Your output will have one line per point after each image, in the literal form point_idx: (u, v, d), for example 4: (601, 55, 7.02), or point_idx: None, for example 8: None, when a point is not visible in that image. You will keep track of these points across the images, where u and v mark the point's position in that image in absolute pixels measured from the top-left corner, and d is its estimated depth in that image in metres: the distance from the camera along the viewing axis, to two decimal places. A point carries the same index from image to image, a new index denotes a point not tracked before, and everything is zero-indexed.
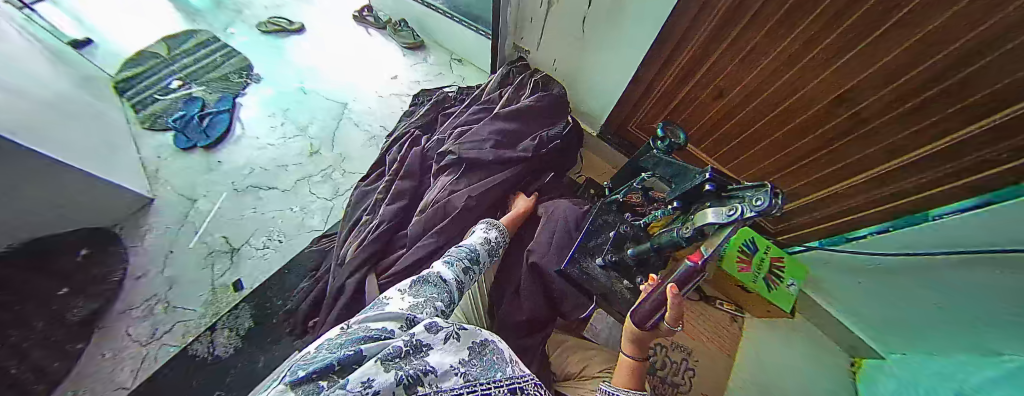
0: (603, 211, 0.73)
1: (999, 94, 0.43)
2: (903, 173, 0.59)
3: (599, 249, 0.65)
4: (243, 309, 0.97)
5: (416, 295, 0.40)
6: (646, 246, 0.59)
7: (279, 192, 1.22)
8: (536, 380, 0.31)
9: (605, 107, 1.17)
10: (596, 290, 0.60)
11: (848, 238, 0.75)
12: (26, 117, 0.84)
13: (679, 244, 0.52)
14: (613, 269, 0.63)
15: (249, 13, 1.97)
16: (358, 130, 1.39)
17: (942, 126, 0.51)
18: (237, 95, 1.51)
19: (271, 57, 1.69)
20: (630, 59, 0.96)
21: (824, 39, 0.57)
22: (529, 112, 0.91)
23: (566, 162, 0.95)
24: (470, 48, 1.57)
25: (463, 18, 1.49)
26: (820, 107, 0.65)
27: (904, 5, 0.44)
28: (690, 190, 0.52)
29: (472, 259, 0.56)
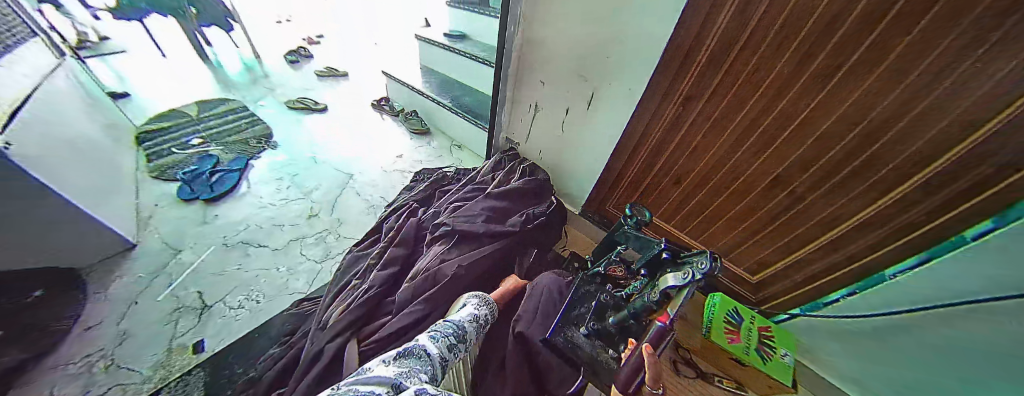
0: (585, 282, 0.78)
1: (892, 171, 0.61)
2: (849, 237, 0.72)
3: (582, 318, 0.69)
4: (196, 376, 0.86)
5: (400, 366, 0.43)
6: (625, 313, 0.63)
7: (268, 250, 1.21)
8: None
9: (583, 191, 1.34)
10: (582, 360, 0.61)
11: (824, 304, 0.81)
12: (40, 151, 0.94)
13: (650, 310, 0.59)
14: (596, 338, 0.65)
15: (281, 91, 2.29)
16: (358, 198, 1.49)
17: (859, 200, 0.68)
18: (252, 157, 1.63)
19: (290, 129, 1.91)
20: (601, 153, 1.18)
21: (749, 137, 0.78)
22: (516, 193, 1.04)
23: (549, 238, 1.04)
24: (468, 138, 1.84)
25: (461, 111, 1.79)
26: (762, 186, 0.81)
27: (803, 109, 0.67)
28: (652, 258, 0.62)
29: (459, 336, 0.56)
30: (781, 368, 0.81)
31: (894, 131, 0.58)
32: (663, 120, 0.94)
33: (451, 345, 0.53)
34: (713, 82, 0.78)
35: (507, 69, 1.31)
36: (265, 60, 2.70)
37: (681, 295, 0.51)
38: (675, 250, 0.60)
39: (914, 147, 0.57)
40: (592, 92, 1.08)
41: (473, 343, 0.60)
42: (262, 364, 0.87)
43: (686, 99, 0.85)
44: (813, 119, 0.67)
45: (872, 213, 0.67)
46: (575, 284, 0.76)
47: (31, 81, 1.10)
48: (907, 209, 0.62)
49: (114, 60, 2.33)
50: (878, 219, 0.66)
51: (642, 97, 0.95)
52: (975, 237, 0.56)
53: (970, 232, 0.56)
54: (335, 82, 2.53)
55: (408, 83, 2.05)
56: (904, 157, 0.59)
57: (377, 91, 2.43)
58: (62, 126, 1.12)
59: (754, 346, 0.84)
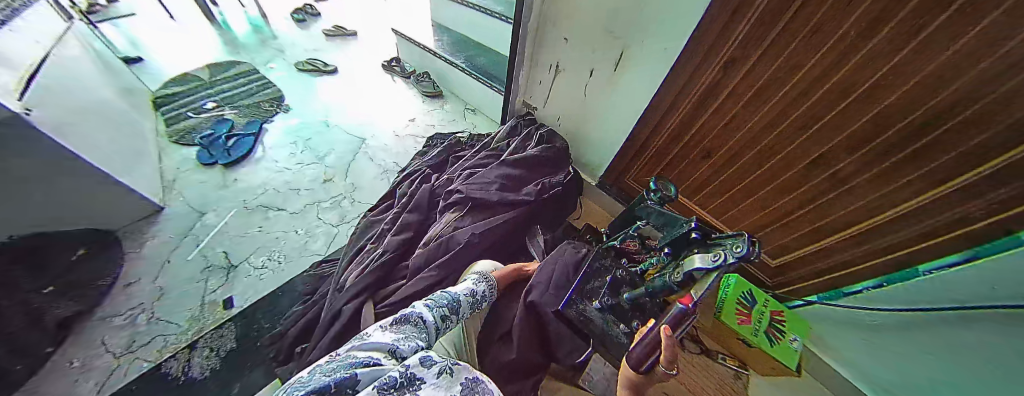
0: (601, 255, 0.75)
1: (962, 156, 0.50)
2: (888, 227, 0.63)
3: (596, 292, 0.67)
4: (229, 329, 0.93)
5: (397, 331, 0.40)
6: (642, 290, 0.61)
7: (287, 214, 1.25)
8: None
9: (603, 160, 1.26)
10: (593, 334, 0.60)
11: (847, 293, 0.74)
12: (60, 116, 0.95)
13: (671, 289, 0.55)
14: (609, 313, 0.64)
15: (290, 52, 2.22)
16: (372, 163, 1.48)
17: (909, 189, 0.58)
18: (265, 121, 1.63)
19: (302, 91, 1.87)
20: (624, 121, 1.08)
21: (795, 111, 0.68)
22: (532, 160, 0.99)
23: (564, 209, 1.00)
24: (483, 101, 1.74)
25: (474, 72, 1.70)
26: (800, 167, 0.73)
27: (866, 80, 0.56)
28: (678, 237, 0.57)
29: (453, 308, 0.52)
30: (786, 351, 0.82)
31: (970, 111, 0.47)
32: (698, 88, 0.83)
33: (444, 313, 0.50)
34: (762, 44, 0.66)
35: (526, 24, 1.18)
36: (271, 20, 2.58)
37: (711, 280, 0.46)
38: (705, 229, 0.55)
39: (990, 132, 0.46)
40: (620, 52, 0.96)
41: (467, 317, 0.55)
42: (286, 321, 0.93)
43: (728, 63, 0.74)
44: (874, 92, 0.56)
45: (921, 205, 0.57)
46: (593, 253, 0.74)
47: (42, 47, 1.08)
48: (964, 203, 0.52)
49: (124, 24, 2.30)
50: (927, 211, 0.57)
51: (677, 58, 0.84)
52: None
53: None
54: (345, 42, 2.42)
55: (419, 42, 1.92)
56: (974, 143, 0.48)
57: (388, 51, 2.30)
58: (82, 92, 1.13)
59: (762, 329, 0.85)
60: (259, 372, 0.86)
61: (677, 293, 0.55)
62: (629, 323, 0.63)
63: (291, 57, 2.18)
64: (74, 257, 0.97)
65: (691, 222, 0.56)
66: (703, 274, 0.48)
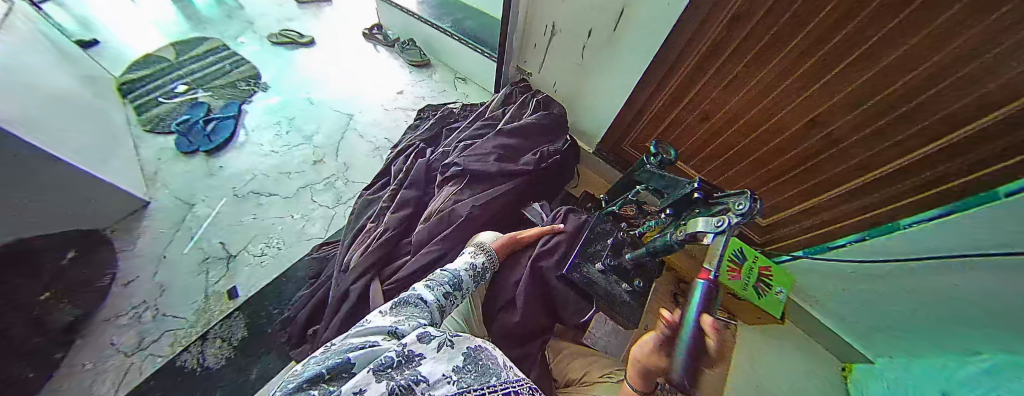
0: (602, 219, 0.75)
1: (949, 119, 0.49)
2: (875, 186, 0.63)
3: (598, 255, 0.68)
4: (236, 319, 0.95)
5: (397, 314, 0.40)
6: (643, 250, 0.62)
7: (280, 198, 1.22)
8: (531, 384, 0.32)
9: (600, 127, 1.23)
10: (597, 294, 0.62)
11: (831, 247, 0.75)
12: (23, 112, 0.87)
13: (672, 248, 0.56)
14: (613, 273, 0.66)
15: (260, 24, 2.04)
16: (362, 141, 1.42)
17: (900, 148, 0.57)
18: (244, 102, 1.54)
19: (281, 66, 1.75)
20: (623, 83, 1.03)
21: (798, 69, 0.64)
22: (529, 129, 0.96)
23: (563, 178, 0.99)
24: (474, 69, 1.65)
25: (464, 37, 1.60)
26: (797, 128, 0.70)
27: (871, 36, 0.52)
28: (680, 198, 0.56)
29: (454, 285, 0.52)
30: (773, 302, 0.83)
31: (966, 70, 0.45)
32: (701, 47, 0.78)
33: (448, 290, 0.50)
34: None
35: None
36: None
37: (709, 242, 0.45)
38: (708, 189, 0.53)
39: (977, 92, 0.45)
40: (620, 10, 0.89)
41: (470, 292, 0.56)
42: (293, 305, 0.94)
43: (732, 21, 0.69)
44: (877, 50, 0.52)
45: (907, 164, 0.57)
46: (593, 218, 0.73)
47: None
48: (949, 160, 0.51)
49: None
50: (911, 171, 0.57)
51: (680, 16, 0.78)
52: (1013, 192, 0.45)
53: (1012, 186, 0.45)
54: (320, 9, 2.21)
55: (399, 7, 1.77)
56: (965, 102, 0.47)
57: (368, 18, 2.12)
58: (39, 82, 1.03)
59: (751, 283, 0.84)
60: (274, 355, 0.89)
61: (677, 252, 0.56)
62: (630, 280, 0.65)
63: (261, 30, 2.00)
64: (66, 260, 0.93)
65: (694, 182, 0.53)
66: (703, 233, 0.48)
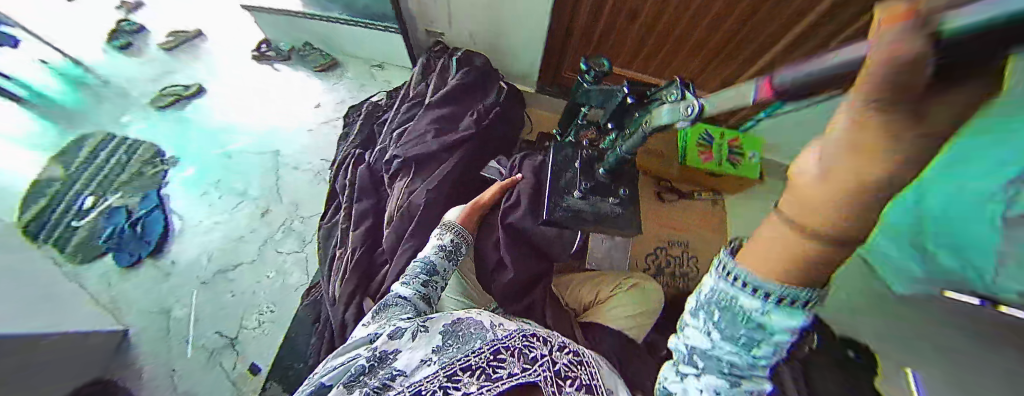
0: (563, 146, 0.71)
1: None
2: (818, 22, 0.70)
3: (573, 184, 0.66)
4: (272, 388, 0.94)
5: (381, 318, 0.44)
6: (610, 163, 0.61)
7: (247, 266, 1.13)
8: (522, 333, 0.37)
9: (532, 63, 1.12)
10: (591, 219, 0.63)
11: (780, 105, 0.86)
12: None
13: (625, 158, 0.58)
14: (592, 194, 0.65)
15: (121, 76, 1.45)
16: (299, 173, 1.30)
17: None
18: (161, 186, 1.24)
19: (179, 129, 1.36)
20: (540, 15, 0.93)
21: None
22: (457, 90, 0.89)
23: (512, 128, 0.96)
24: (382, 48, 1.39)
25: (359, 18, 1.28)
26: (720, 5, 0.73)
27: None
28: (617, 107, 0.56)
29: (429, 272, 0.53)
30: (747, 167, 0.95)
31: None
32: None
33: (424, 279, 0.52)
34: None
35: None
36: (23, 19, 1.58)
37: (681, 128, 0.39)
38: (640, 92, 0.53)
39: None
40: None
41: (450, 272, 0.56)
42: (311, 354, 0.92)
43: None
44: None
45: None
46: (551, 149, 0.68)
47: None
48: None
49: None
50: None
51: None
52: None
53: None
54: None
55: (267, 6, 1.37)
56: None
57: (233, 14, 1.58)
58: None
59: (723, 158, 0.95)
60: None
61: (630, 160, 0.58)
62: (607, 196, 0.65)
63: (98, 79, 1.43)
64: None
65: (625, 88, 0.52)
66: (646, 136, 0.49)
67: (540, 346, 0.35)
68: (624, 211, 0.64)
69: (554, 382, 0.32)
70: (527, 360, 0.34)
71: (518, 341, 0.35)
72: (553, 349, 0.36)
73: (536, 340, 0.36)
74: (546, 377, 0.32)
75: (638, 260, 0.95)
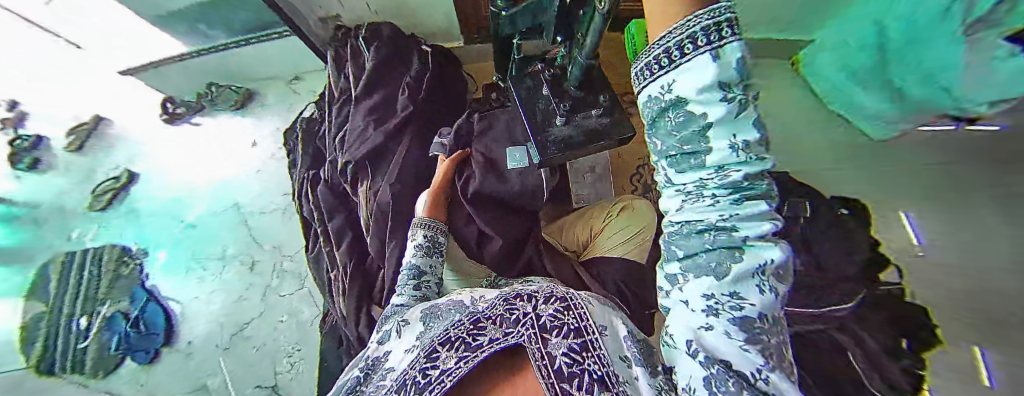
0: (519, 81, 0.67)
1: None
2: None
3: (551, 109, 0.63)
4: None
5: (376, 333, 0.48)
6: (576, 74, 0.57)
7: (257, 320, 1.13)
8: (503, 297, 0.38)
9: (448, 15, 1.01)
10: (586, 137, 0.60)
11: None
12: None
13: (590, 65, 0.54)
14: (574, 111, 0.62)
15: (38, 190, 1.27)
16: (266, 216, 1.25)
17: None
18: (144, 280, 1.18)
19: (131, 220, 1.27)
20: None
21: None
22: (378, 72, 0.87)
23: (452, 92, 0.92)
24: (286, 60, 1.23)
25: (243, 35, 1.12)
26: None
27: None
28: (558, 9, 0.49)
29: (416, 275, 0.55)
30: None
31: None
32: None
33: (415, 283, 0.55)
34: None
35: None
36: None
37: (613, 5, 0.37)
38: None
39: None
40: None
41: (437, 268, 0.58)
42: None
43: None
44: None
45: None
46: (512, 85, 0.66)
47: None
48: None
49: None
50: None
51: None
52: None
53: None
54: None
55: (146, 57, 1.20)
56: None
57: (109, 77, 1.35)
58: None
59: None
60: None
61: (596, 66, 0.54)
62: (588, 109, 0.62)
63: (30, 205, 1.24)
64: None
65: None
66: (602, 32, 0.44)
67: (522, 306, 0.36)
68: (609, 120, 0.62)
69: (538, 338, 0.33)
70: (508, 323, 0.35)
71: (499, 308, 0.37)
72: (538, 304, 0.36)
73: (518, 302, 0.37)
74: (529, 334, 0.33)
75: (623, 182, 0.98)
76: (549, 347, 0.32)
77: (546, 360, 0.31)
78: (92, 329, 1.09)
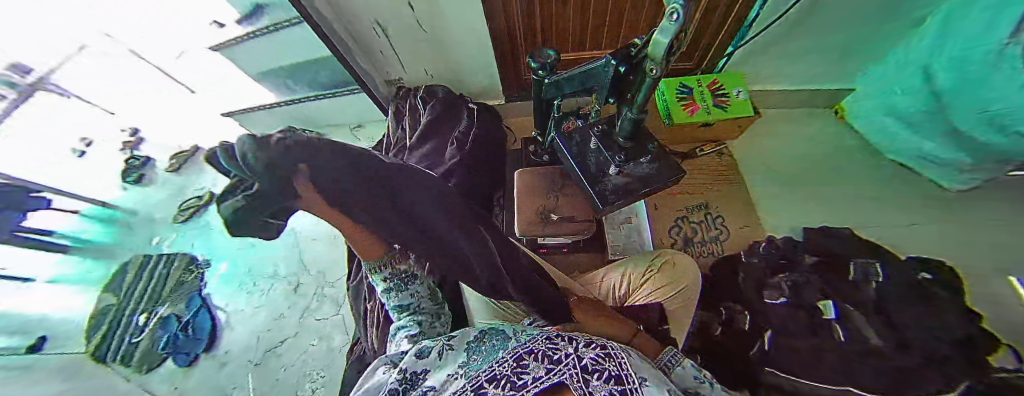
0: (568, 135, 0.72)
1: None
2: None
3: (604, 161, 0.65)
4: None
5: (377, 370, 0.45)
6: (625, 131, 0.57)
7: (291, 339, 1.19)
8: (548, 336, 0.38)
9: (492, 77, 1.16)
10: (642, 185, 0.61)
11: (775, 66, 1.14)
12: None
13: (641, 119, 0.53)
14: (627, 161, 0.61)
15: (143, 200, 1.53)
16: (318, 242, 1.38)
17: None
18: (201, 288, 1.33)
19: (203, 232, 1.47)
20: (482, 35, 0.95)
21: None
22: (433, 125, 1.01)
23: (493, 149, 1.05)
24: (355, 110, 1.46)
25: (324, 91, 1.35)
26: None
27: None
28: (612, 83, 0.51)
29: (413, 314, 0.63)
30: (737, 104, 1.03)
31: None
32: None
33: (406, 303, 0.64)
34: None
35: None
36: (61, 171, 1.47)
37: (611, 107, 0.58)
38: (624, 55, 0.47)
39: None
40: None
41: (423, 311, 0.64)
42: None
43: None
44: None
45: None
46: (561, 138, 0.72)
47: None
48: None
49: None
50: None
51: None
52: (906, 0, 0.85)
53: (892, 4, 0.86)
54: (39, 104, 1.26)
55: (244, 105, 1.47)
56: None
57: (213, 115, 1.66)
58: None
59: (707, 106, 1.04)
60: None
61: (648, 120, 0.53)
62: (639, 156, 0.62)
63: (130, 212, 1.50)
64: None
65: (611, 62, 0.47)
66: (653, 92, 0.44)
67: (565, 347, 0.35)
68: (659, 164, 0.63)
69: (580, 378, 0.30)
70: (551, 360, 0.33)
71: (542, 345, 0.36)
72: (578, 347, 0.35)
73: (560, 342, 0.37)
74: (572, 372, 0.31)
75: (662, 233, 1.11)
76: (590, 387, 0.29)
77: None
78: (148, 326, 1.20)
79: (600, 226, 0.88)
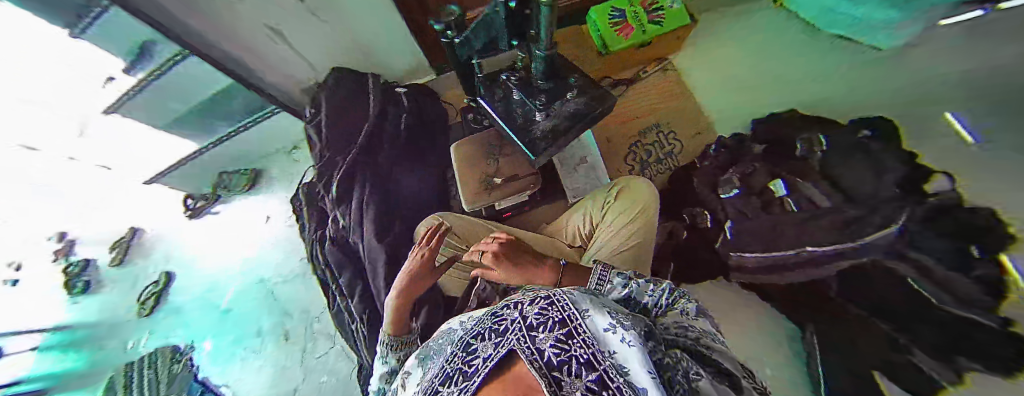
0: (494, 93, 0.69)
1: None
2: None
3: (530, 110, 0.64)
4: None
5: None
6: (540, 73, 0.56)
7: (300, 385, 1.16)
8: (490, 317, 0.41)
9: (416, 53, 1.09)
10: (571, 122, 0.61)
11: None
12: None
13: (551, 55, 0.52)
14: (546, 105, 0.62)
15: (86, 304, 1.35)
16: (291, 283, 1.31)
17: None
18: (192, 370, 1.25)
19: (170, 313, 1.35)
20: (383, 17, 0.90)
21: None
22: (342, 120, 0.92)
23: (432, 131, 1.01)
24: (285, 133, 1.37)
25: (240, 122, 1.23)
26: None
27: None
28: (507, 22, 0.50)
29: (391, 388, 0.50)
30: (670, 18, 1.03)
31: None
32: None
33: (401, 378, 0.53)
34: None
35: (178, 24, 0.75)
36: None
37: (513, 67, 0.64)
38: None
39: None
40: None
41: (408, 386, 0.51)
42: None
43: None
44: None
45: None
46: (485, 96, 0.68)
47: None
48: None
49: None
50: None
51: None
52: None
53: None
54: None
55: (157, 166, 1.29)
56: None
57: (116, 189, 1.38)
58: None
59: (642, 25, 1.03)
60: None
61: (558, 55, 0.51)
62: (563, 95, 0.62)
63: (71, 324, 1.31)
64: None
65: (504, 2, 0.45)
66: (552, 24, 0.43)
67: (511, 315, 0.39)
68: (586, 98, 0.62)
69: (528, 337, 0.33)
70: (499, 333, 0.36)
71: (489, 323, 0.40)
72: (523, 310, 0.39)
73: (506, 313, 0.40)
74: (519, 335, 0.34)
75: (619, 161, 1.13)
76: (538, 341, 0.32)
77: (537, 353, 0.30)
78: None
79: (553, 175, 0.88)
